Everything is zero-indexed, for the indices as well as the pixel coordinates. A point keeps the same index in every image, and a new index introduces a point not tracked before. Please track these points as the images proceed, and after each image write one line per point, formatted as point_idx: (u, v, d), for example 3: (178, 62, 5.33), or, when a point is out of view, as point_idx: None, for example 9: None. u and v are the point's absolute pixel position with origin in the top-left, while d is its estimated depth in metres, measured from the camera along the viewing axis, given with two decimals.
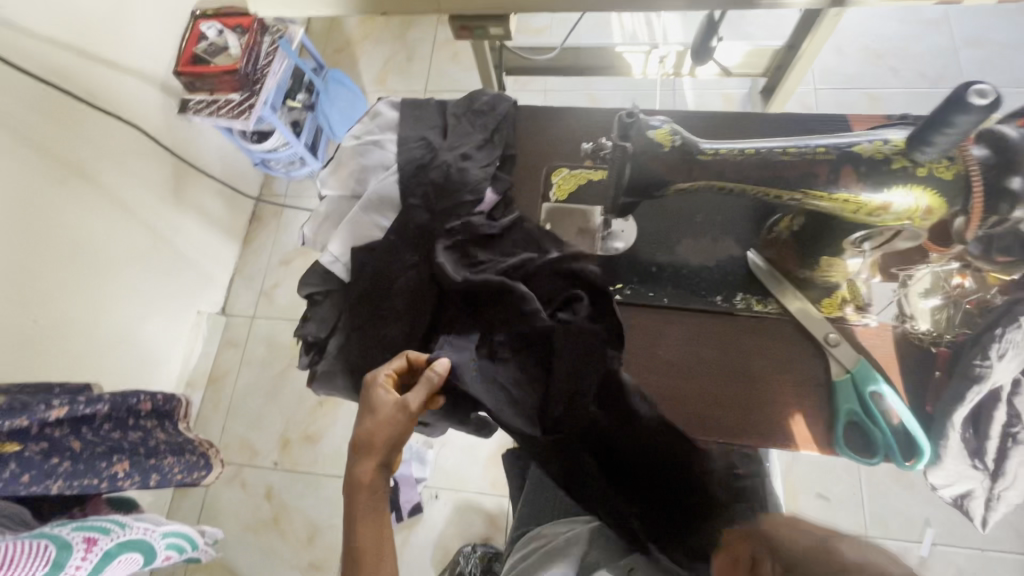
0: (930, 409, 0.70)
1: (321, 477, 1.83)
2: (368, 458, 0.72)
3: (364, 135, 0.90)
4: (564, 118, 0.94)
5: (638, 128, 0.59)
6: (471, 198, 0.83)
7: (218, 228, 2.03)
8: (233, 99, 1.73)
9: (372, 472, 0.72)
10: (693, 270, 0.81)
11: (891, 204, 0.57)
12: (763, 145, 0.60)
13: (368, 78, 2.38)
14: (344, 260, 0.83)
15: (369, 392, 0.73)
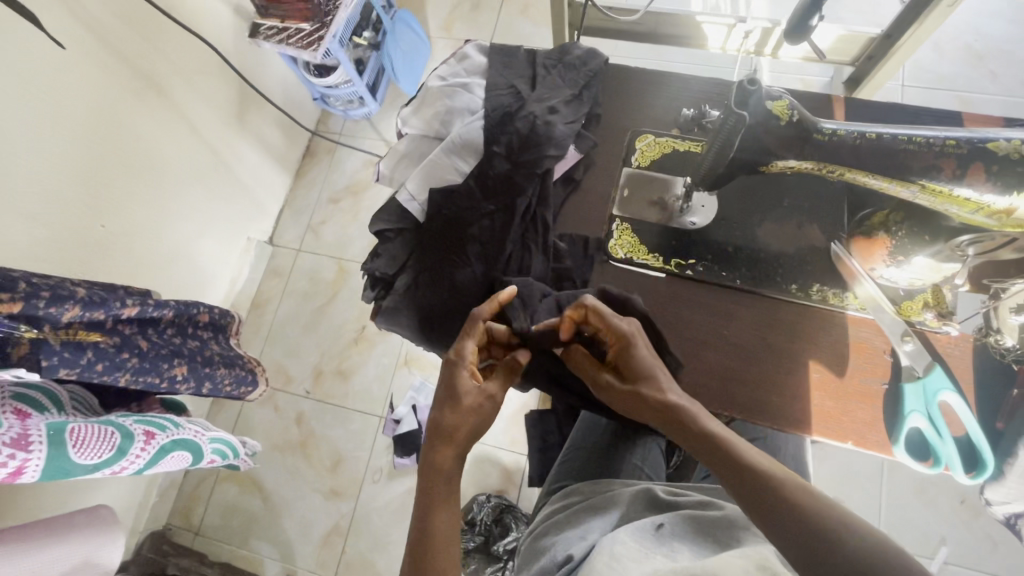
0: (1001, 426, 0.68)
1: (349, 410, 1.91)
2: (446, 447, 0.67)
3: (450, 77, 0.90)
4: (655, 83, 0.92)
5: (759, 97, 0.56)
6: (555, 153, 0.81)
7: (275, 158, 2.06)
8: (304, 29, 1.71)
9: (451, 461, 0.67)
10: (771, 254, 0.80)
11: (1014, 209, 0.54)
12: (888, 131, 0.57)
13: (434, 22, 2.32)
14: (420, 201, 0.84)
15: (455, 372, 0.70)
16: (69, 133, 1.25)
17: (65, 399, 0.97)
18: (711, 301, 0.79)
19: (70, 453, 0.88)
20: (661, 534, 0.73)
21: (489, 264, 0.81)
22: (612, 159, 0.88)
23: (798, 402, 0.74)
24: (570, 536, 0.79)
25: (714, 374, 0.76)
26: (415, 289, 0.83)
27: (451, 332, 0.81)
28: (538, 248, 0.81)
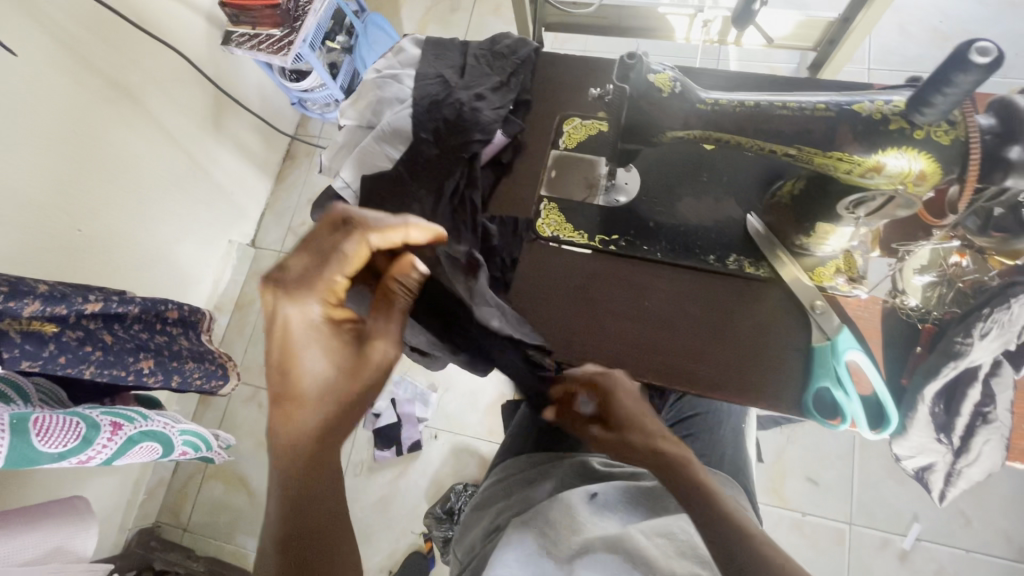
0: (905, 382, 0.70)
1: None
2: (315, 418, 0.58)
3: (385, 70, 0.93)
4: (584, 68, 0.94)
5: (638, 70, 0.60)
6: (481, 138, 0.85)
7: (255, 163, 2.12)
8: (274, 34, 1.76)
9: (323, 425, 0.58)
10: (691, 228, 0.82)
11: (885, 165, 0.56)
12: (764, 98, 0.60)
13: (408, 25, 2.37)
14: (354, 187, 0.87)
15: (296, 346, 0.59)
16: (43, 140, 1.30)
17: (30, 390, 1.00)
18: (633, 276, 0.82)
19: (33, 441, 0.91)
20: (592, 502, 0.75)
21: None
22: (542, 142, 0.91)
23: (715, 367, 0.76)
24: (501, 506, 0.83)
25: (637, 344, 0.78)
26: None
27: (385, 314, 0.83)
28: (467, 229, 0.85)
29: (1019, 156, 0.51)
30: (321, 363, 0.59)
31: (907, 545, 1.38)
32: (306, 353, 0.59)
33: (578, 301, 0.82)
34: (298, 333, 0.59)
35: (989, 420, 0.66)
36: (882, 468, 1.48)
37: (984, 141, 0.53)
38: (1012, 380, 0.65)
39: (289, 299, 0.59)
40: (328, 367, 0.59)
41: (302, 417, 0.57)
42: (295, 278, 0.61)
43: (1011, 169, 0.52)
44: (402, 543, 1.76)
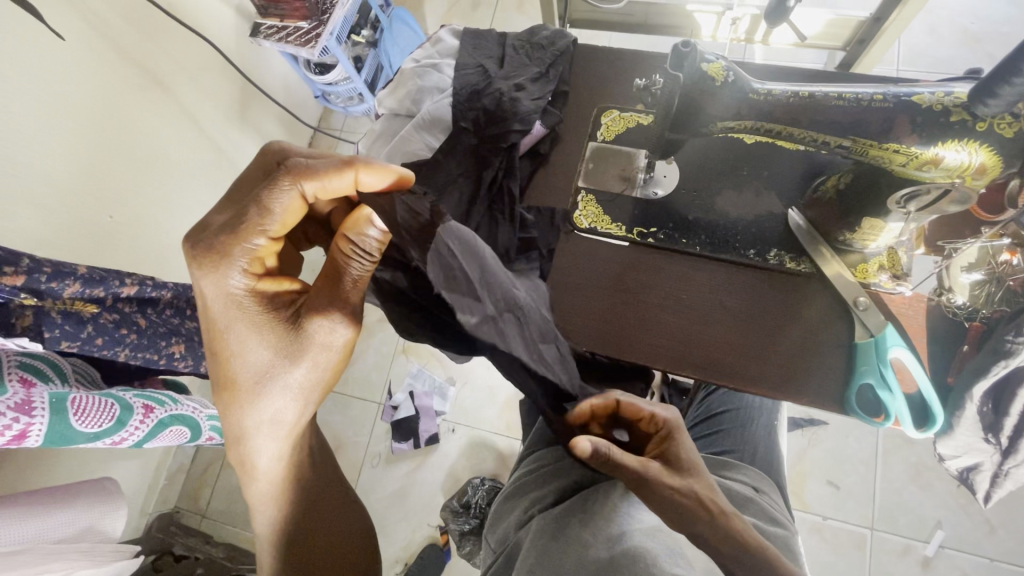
0: (951, 381, 0.69)
1: (348, 397, 1.95)
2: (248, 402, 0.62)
3: (423, 59, 0.94)
4: (623, 62, 0.94)
5: (693, 60, 0.59)
6: (520, 128, 0.85)
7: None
8: (302, 27, 1.77)
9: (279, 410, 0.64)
10: (731, 222, 0.82)
11: (942, 158, 0.56)
12: (819, 89, 0.59)
13: (432, 20, 2.37)
14: None
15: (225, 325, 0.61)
16: (77, 123, 1.30)
17: (67, 370, 0.99)
18: (671, 269, 0.82)
19: (70, 421, 0.90)
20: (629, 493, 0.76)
21: None
22: (579, 134, 0.91)
23: (755, 360, 0.76)
24: (535, 494, 0.83)
25: (674, 336, 0.78)
26: None
27: None
28: (504, 219, 0.85)
29: None
30: (249, 346, 0.60)
31: (930, 552, 1.36)
32: (231, 333, 0.60)
33: (615, 292, 0.81)
34: (220, 306, 0.60)
35: None
36: (906, 473, 1.46)
37: None
38: None
39: (202, 273, 0.58)
40: (255, 347, 0.61)
41: (240, 403, 0.62)
42: (209, 241, 0.59)
43: None
44: (419, 535, 1.76)
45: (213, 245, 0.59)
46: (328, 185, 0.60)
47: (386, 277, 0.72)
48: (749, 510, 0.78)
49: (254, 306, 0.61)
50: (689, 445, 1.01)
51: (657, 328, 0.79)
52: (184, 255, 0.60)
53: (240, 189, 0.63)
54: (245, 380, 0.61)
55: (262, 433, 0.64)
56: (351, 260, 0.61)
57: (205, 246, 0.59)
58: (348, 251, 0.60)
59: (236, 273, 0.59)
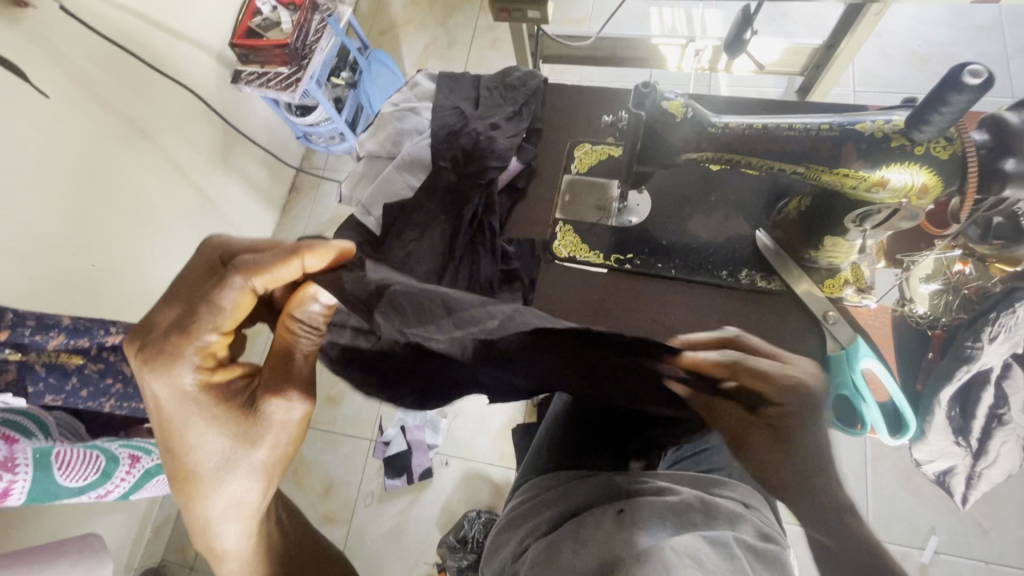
0: (919, 387, 0.73)
1: (338, 435, 1.93)
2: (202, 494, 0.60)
3: (401, 103, 0.98)
4: (592, 99, 0.99)
5: (653, 98, 0.64)
6: (497, 165, 0.89)
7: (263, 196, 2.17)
8: (283, 72, 1.82)
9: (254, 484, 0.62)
10: (703, 245, 0.86)
11: (888, 180, 0.60)
12: (771, 121, 0.64)
13: (409, 60, 2.45)
14: (377, 217, 0.92)
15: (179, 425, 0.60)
16: (59, 174, 1.31)
17: (52, 424, 0.96)
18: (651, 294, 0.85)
19: (54, 476, 0.89)
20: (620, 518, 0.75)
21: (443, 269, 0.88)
22: (554, 168, 0.95)
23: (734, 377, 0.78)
24: (529, 526, 0.83)
25: None
26: None
27: None
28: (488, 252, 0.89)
29: (1013, 168, 0.55)
30: (203, 438, 0.59)
31: (925, 559, 1.37)
32: (186, 428, 0.59)
33: (597, 317, 0.84)
34: (173, 402, 0.59)
35: (1005, 423, 0.68)
36: (896, 480, 1.48)
37: (981, 154, 0.56)
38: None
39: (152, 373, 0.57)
40: (210, 439, 0.59)
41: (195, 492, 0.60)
42: (156, 344, 0.59)
43: (1008, 179, 0.55)
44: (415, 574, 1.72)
45: (162, 342, 0.59)
46: (277, 275, 0.62)
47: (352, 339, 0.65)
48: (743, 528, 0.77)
49: (207, 398, 0.60)
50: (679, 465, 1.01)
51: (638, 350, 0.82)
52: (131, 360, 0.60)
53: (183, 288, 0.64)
54: (204, 470, 0.59)
55: (224, 521, 0.61)
56: (298, 337, 0.63)
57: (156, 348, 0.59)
58: (292, 329, 0.63)
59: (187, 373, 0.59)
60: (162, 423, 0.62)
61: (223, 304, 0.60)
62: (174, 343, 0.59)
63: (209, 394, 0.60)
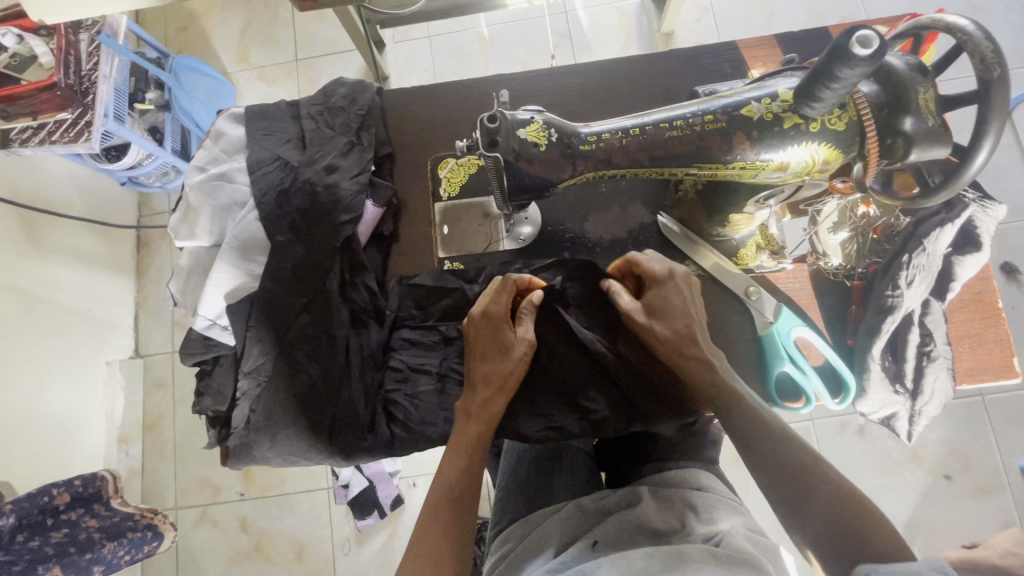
0: (851, 342, 0.71)
1: (292, 494, 1.50)
2: (460, 448, 0.65)
3: (210, 165, 0.77)
4: (441, 99, 0.83)
5: (505, 129, 0.50)
6: (349, 219, 0.73)
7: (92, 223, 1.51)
8: (65, 119, 1.22)
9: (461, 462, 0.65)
10: (606, 247, 0.77)
11: (788, 163, 0.52)
12: (648, 120, 0.53)
13: (222, 45, 1.84)
14: (222, 322, 0.73)
15: (475, 397, 0.67)
16: None
17: None
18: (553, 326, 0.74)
19: None
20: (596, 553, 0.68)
21: (322, 364, 0.72)
22: (421, 197, 0.80)
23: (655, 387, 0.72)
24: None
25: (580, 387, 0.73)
26: (259, 416, 0.72)
27: (309, 445, 0.72)
28: (372, 321, 0.74)
29: (912, 128, 0.48)
30: (484, 403, 0.67)
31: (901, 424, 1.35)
32: (475, 398, 0.67)
33: None
34: (483, 386, 0.67)
35: (934, 358, 0.68)
36: None
37: (873, 113, 0.50)
38: (941, 312, 0.68)
39: (482, 359, 0.67)
40: (483, 404, 0.67)
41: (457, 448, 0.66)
42: (482, 336, 0.68)
43: (910, 139, 0.48)
44: None
45: (484, 346, 0.68)
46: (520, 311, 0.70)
47: (387, 421, 0.72)
48: (729, 525, 0.69)
49: (491, 388, 0.67)
50: (626, 472, 0.89)
51: (549, 391, 0.73)
52: (479, 352, 0.68)
53: (484, 319, 0.68)
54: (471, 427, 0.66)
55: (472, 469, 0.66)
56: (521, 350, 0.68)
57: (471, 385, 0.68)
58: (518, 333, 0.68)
59: (492, 398, 0.67)
60: (472, 400, 0.67)
61: (512, 333, 0.68)
62: (490, 339, 0.68)
63: (490, 385, 0.67)
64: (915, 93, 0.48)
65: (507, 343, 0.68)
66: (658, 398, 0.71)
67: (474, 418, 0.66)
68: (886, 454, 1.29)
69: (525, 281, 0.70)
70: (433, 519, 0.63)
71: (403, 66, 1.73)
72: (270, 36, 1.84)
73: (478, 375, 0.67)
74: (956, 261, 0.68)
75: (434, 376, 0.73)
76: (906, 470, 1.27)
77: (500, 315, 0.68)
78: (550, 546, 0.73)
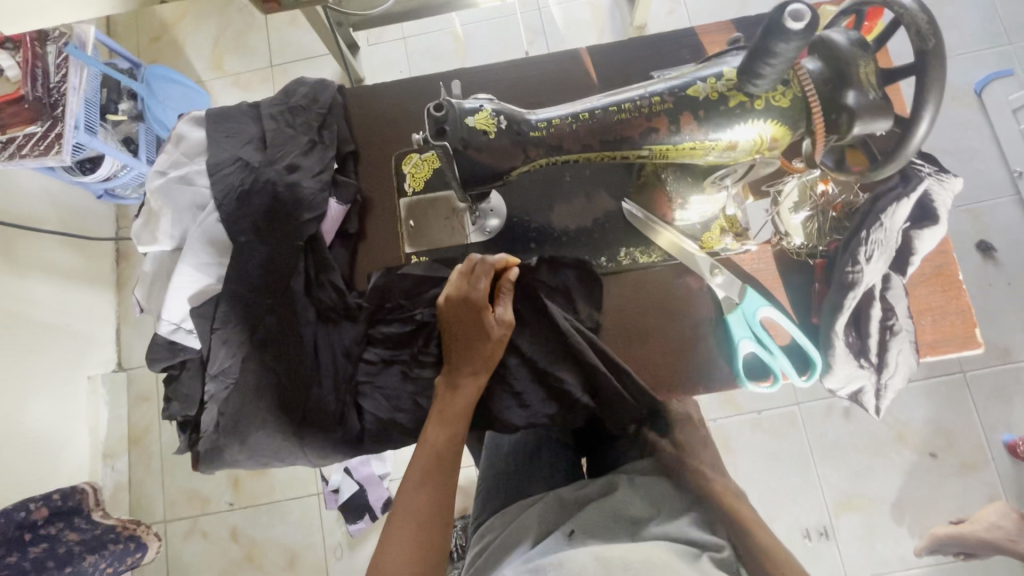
0: (817, 320, 0.72)
1: (282, 501, 1.49)
2: (445, 420, 0.66)
3: (170, 168, 0.76)
4: (403, 96, 0.83)
5: (452, 118, 0.50)
6: (312, 217, 0.73)
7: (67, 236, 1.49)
8: (33, 133, 1.19)
9: (447, 432, 0.65)
10: (572, 236, 0.77)
11: (737, 141, 0.53)
12: (597, 105, 0.54)
13: (195, 53, 1.82)
14: (187, 325, 0.73)
15: (459, 375, 0.67)
16: None
17: None
18: (528, 313, 0.72)
19: None
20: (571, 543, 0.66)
21: (291, 363, 0.71)
22: (386, 193, 0.80)
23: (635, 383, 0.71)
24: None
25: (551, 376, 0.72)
26: (228, 419, 0.71)
27: (279, 445, 0.71)
28: (343, 319, 0.73)
29: (855, 101, 0.49)
30: (467, 381, 0.67)
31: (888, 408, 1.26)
32: (458, 375, 0.67)
33: None
34: (466, 365, 0.67)
35: (896, 332, 0.68)
36: None
37: (818, 88, 0.50)
38: (902, 287, 0.68)
39: (464, 339, 0.67)
40: (467, 382, 0.67)
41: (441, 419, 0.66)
42: (461, 317, 0.68)
43: (853, 113, 0.49)
44: None
45: (465, 326, 0.68)
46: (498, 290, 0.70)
47: (358, 419, 0.72)
48: (696, 510, 0.70)
49: (475, 367, 0.67)
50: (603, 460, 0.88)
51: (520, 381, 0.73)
52: (460, 332, 0.68)
53: (463, 300, 0.68)
54: (457, 402, 0.66)
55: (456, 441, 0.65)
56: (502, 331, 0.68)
57: (452, 370, 0.68)
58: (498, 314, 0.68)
59: (472, 380, 0.67)
60: (456, 377, 0.67)
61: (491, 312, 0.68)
62: (471, 319, 0.68)
63: (475, 363, 0.67)
64: (856, 67, 0.48)
65: (488, 324, 0.68)
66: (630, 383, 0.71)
67: (459, 391, 0.67)
68: (872, 436, 1.29)
69: (502, 262, 0.69)
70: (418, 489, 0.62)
71: (378, 69, 1.73)
72: (243, 42, 1.83)
73: (460, 354, 0.68)
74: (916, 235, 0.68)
75: (404, 371, 0.73)
76: (892, 451, 1.28)
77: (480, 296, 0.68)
78: (526, 538, 0.72)
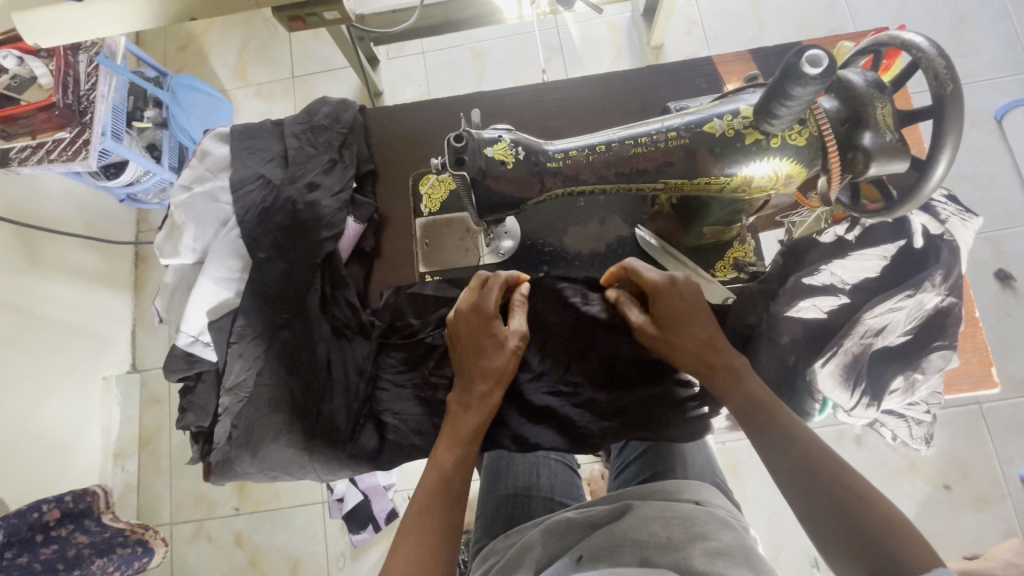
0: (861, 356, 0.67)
1: (287, 509, 1.49)
2: (452, 437, 0.66)
3: (194, 183, 0.78)
4: (422, 117, 0.85)
5: (472, 149, 0.51)
6: (330, 234, 0.74)
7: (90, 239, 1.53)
8: (63, 138, 1.22)
9: (453, 456, 0.65)
10: (585, 260, 0.78)
11: (753, 176, 0.53)
12: (614, 138, 0.55)
13: (220, 63, 1.87)
14: (204, 338, 0.74)
15: (467, 391, 0.68)
16: None
17: None
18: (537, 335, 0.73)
19: None
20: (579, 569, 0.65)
21: (306, 377, 0.73)
22: (403, 213, 0.82)
23: (666, 395, 0.71)
24: None
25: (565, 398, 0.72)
26: (240, 431, 0.72)
27: (288, 458, 0.72)
28: (357, 336, 0.74)
29: (871, 143, 0.49)
30: (476, 398, 0.67)
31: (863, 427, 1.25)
32: (467, 391, 0.68)
33: None
34: (477, 381, 0.67)
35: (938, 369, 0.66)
36: None
37: (834, 127, 0.51)
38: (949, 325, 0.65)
39: (474, 353, 0.68)
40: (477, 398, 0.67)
41: (450, 437, 0.66)
42: (471, 331, 0.68)
43: (869, 154, 0.50)
44: None
45: (474, 340, 0.68)
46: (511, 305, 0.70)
47: (367, 439, 0.72)
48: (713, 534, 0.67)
49: (485, 382, 0.67)
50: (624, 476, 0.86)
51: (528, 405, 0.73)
52: (470, 346, 0.68)
53: (473, 315, 0.68)
54: (466, 419, 0.67)
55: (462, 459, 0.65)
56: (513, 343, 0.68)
57: (462, 387, 0.68)
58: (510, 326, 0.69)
59: (483, 398, 0.67)
60: (467, 394, 0.68)
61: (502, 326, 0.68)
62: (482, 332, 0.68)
63: (486, 378, 0.67)
64: (874, 109, 0.49)
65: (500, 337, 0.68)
66: (648, 411, 0.71)
67: (471, 410, 0.67)
68: (884, 465, 1.27)
69: (513, 277, 0.71)
70: (424, 511, 0.61)
71: (397, 82, 1.75)
72: (267, 53, 1.87)
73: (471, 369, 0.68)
74: (937, 291, 0.65)
75: (414, 393, 0.73)
76: (905, 481, 1.25)
77: (491, 309, 0.68)
78: (531, 564, 0.70)
